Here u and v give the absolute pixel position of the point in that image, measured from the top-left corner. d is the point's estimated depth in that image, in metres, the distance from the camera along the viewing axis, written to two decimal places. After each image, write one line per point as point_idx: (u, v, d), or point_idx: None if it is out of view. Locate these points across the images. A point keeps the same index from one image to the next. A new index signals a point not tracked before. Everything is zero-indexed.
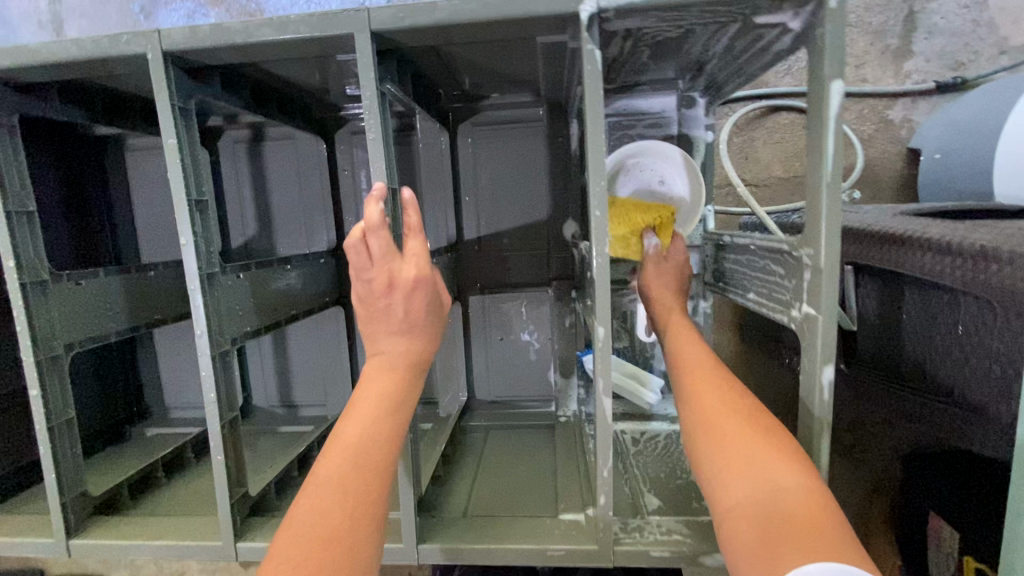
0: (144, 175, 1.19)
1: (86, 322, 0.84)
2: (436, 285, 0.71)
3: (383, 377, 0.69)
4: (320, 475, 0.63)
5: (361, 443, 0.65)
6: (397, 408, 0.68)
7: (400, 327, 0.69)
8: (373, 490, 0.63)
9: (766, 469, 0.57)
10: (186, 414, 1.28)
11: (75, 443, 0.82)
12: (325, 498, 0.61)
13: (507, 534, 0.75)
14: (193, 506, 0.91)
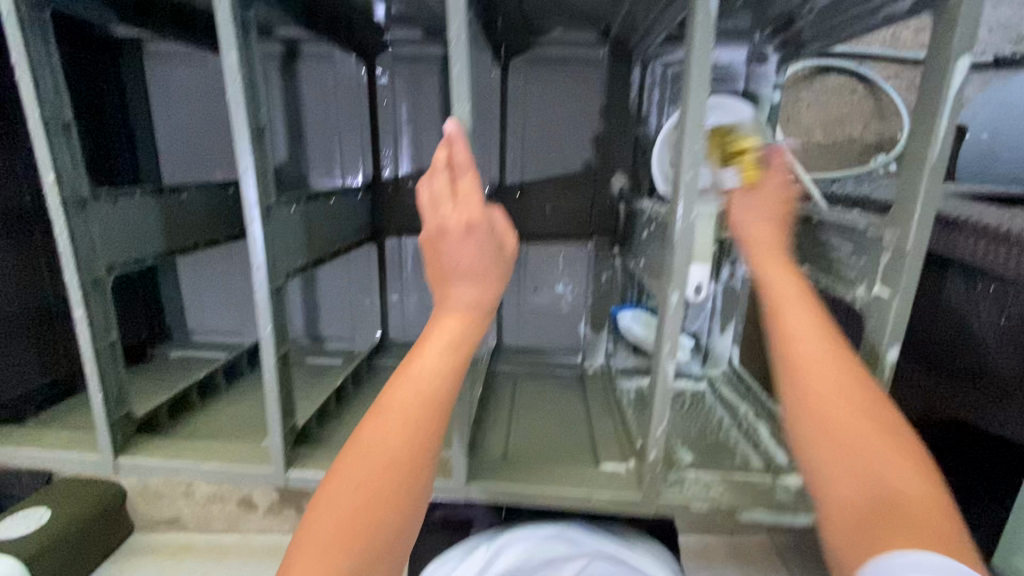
0: (163, 85, 1.10)
1: (123, 244, 0.81)
2: (494, 233, 0.64)
3: (449, 320, 0.63)
4: (386, 411, 0.60)
5: (423, 390, 0.60)
6: (463, 356, 0.63)
7: (461, 275, 0.63)
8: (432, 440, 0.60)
9: (862, 436, 0.55)
10: (208, 337, 1.26)
11: (119, 367, 0.81)
12: (384, 438, 0.58)
13: (554, 481, 0.79)
14: (233, 431, 0.92)
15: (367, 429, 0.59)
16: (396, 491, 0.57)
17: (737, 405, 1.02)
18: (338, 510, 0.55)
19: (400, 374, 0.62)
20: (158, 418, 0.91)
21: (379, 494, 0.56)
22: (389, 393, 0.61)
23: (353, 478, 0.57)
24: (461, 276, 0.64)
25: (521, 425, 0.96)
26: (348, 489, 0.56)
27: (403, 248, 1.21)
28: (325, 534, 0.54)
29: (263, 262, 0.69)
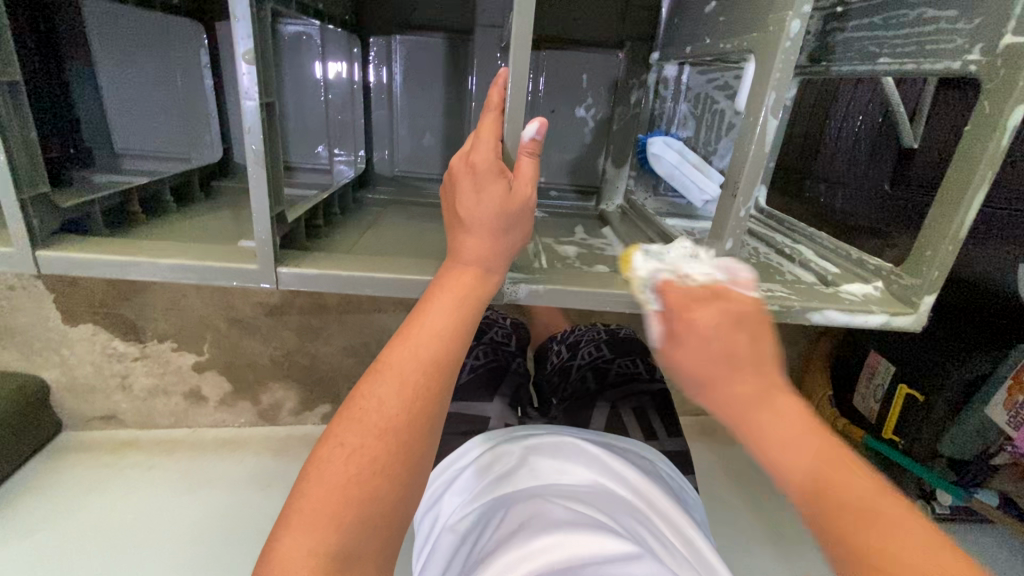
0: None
1: None
2: (522, 213, 0.58)
3: (461, 277, 0.59)
4: (403, 340, 0.57)
5: (438, 329, 0.57)
6: (474, 318, 0.59)
7: (474, 229, 0.58)
8: (449, 365, 0.58)
9: (833, 467, 0.48)
10: (146, 165, 0.94)
11: (26, 124, 0.58)
12: (399, 365, 0.56)
13: (599, 282, 0.67)
14: (194, 240, 0.74)
15: (386, 356, 0.57)
16: (409, 418, 0.54)
17: (771, 236, 0.94)
18: (361, 430, 0.53)
19: (412, 315, 0.59)
20: (91, 219, 0.70)
21: (396, 422, 0.54)
22: (388, 355, 0.57)
23: (370, 405, 0.55)
24: (469, 225, 0.58)
25: (549, 249, 0.85)
26: (365, 414, 0.54)
27: (392, 50, 0.97)
28: (343, 466, 0.52)
29: None
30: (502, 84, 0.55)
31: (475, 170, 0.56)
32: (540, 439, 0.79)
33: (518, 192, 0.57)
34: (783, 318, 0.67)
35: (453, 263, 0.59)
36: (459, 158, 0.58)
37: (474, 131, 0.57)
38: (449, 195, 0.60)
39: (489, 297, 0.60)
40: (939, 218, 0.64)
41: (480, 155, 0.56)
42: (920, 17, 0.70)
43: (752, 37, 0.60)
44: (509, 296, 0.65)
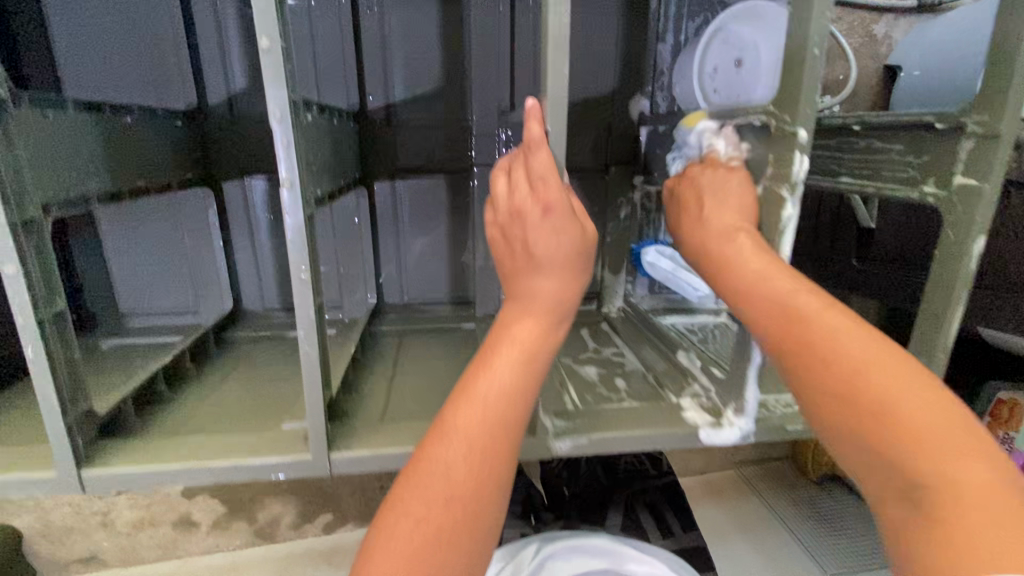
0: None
1: (62, 175, 0.58)
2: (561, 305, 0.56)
3: (490, 391, 0.53)
4: (467, 398, 0.53)
5: (506, 386, 0.53)
6: (540, 372, 0.56)
7: (551, 271, 0.56)
8: (516, 428, 0.53)
9: (919, 421, 0.43)
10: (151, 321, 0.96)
11: (69, 344, 0.58)
12: (464, 426, 0.51)
13: (636, 420, 0.71)
14: (229, 417, 0.74)
15: (449, 411, 0.53)
16: (478, 487, 0.50)
17: None
18: (426, 499, 0.49)
19: (475, 367, 0.55)
20: (124, 412, 0.69)
21: (461, 488, 0.49)
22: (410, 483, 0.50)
23: (436, 471, 0.50)
24: (545, 266, 0.56)
25: (572, 374, 0.88)
26: (432, 478, 0.49)
27: (396, 194, 1.02)
28: (406, 539, 0.46)
29: (296, 177, 0.52)
30: (538, 119, 0.54)
31: (549, 209, 0.55)
32: (554, 543, 0.92)
33: (586, 229, 0.57)
34: (809, 434, 0.72)
35: (523, 307, 0.57)
36: (523, 194, 0.57)
37: (528, 166, 0.56)
38: (512, 233, 0.59)
39: (555, 346, 0.57)
40: (926, 331, 0.72)
41: (552, 196, 0.55)
42: (873, 149, 0.80)
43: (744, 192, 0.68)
44: (556, 452, 0.66)
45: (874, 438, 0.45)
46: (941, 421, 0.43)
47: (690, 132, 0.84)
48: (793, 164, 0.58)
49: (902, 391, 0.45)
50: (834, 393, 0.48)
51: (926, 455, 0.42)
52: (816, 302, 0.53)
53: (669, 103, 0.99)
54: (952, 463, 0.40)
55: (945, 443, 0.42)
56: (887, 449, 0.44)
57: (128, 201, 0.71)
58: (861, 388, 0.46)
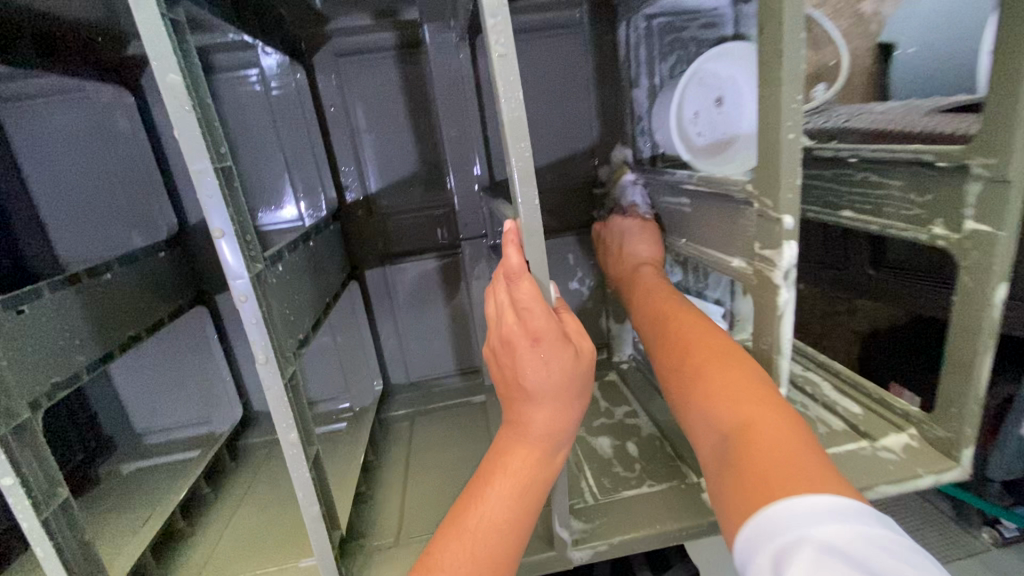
0: (48, 160, 0.83)
1: (48, 364, 0.58)
2: (552, 437, 0.53)
3: (483, 534, 0.51)
4: (455, 531, 0.51)
5: (497, 518, 0.51)
6: (536, 502, 0.53)
7: (544, 401, 0.52)
8: (508, 561, 0.51)
9: (810, 481, 0.45)
10: (163, 438, 1.03)
11: (77, 527, 0.58)
12: (450, 568, 0.49)
13: (659, 514, 0.68)
14: (246, 552, 0.73)
15: (436, 547, 0.51)
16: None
17: None
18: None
19: (466, 498, 0.54)
20: (145, 566, 0.69)
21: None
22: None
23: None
24: (538, 396, 0.52)
25: (585, 448, 0.85)
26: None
27: (388, 278, 1.01)
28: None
29: (271, 352, 0.51)
30: (517, 246, 0.52)
31: (538, 340, 0.50)
32: None
33: (582, 351, 0.53)
34: None
35: (517, 437, 0.54)
36: (510, 322, 0.52)
37: (511, 295, 0.51)
38: (504, 361, 0.54)
39: (552, 476, 0.54)
40: (953, 380, 0.68)
41: (541, 325, 0.50)
42: (873, 182, 0.76)
43: (738, 264, 0.65)
44: (577, 563, 0.64)
45: (751, 475, 0.48)
46: (774, 438, 0.50)
47: (677, 189, 0.80)
48: (782, 254, 0.56)
49: (769, 427, 0.51)
50: (755, 448, 0.50)
51: (780, 485, 0.46)
52: (693, 329, 0.67)
53: (652, 148, 0.95)
54: (810, 483, 0.45)
55: (791, 471, 0.47)
56: (744, 470, 0.49)
57: (123, 355, 0.71)
58: (767, 452, 0.49)
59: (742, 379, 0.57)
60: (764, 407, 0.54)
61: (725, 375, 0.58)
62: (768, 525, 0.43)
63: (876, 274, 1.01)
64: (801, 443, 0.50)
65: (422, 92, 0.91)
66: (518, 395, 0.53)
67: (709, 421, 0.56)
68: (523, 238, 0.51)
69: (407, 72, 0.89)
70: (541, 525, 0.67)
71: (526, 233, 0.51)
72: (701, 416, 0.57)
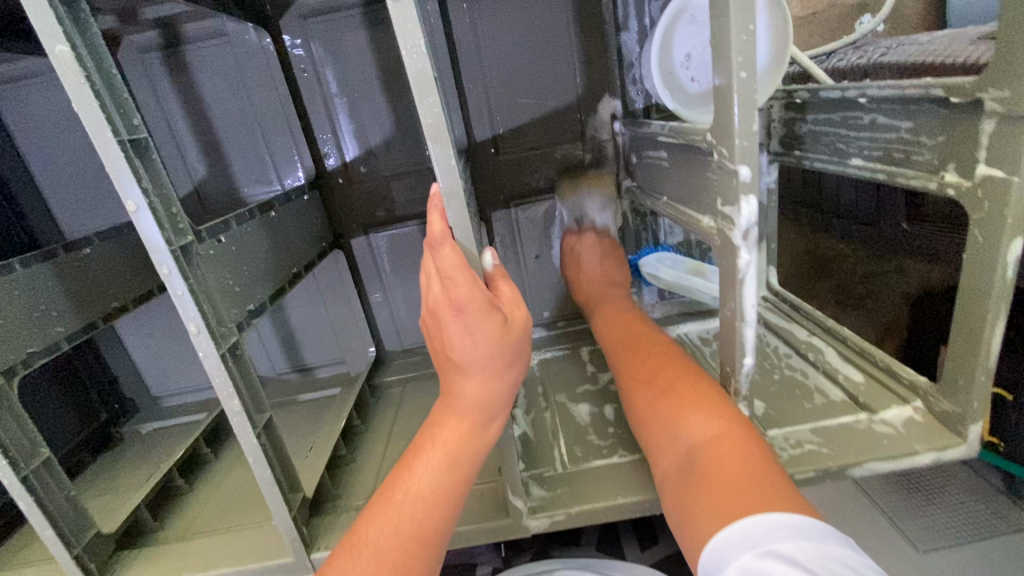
0: (43, 140, 0.84)
1: (21, 335, 0.62)
2: (483, 408, 0.52)
3: (411, 505, 0.51)
4: (385, 504, 0.51)
5: (426, 492, 0.51)
6: (468, 474, 0.52)
7: (472, 372, 0.50)
8: (439, 533, 0.51)
9: (772, 496, 0.44)
10: (180, 400, 1.11)
11: (63, 482, 0.63)
12: (376, 540, 0.49)
13: (623, 485, 0.65)
14: (230, 509, 0.78)
15: (365, 522, 0.51)
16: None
17: (788, 329, 0.91)
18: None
19: (397, 472, 0.53)
20: (140, 519, 0.75)
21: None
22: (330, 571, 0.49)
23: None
24: (465, 366, 0.50)
25: (563, 416, 0.83)
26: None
27: (374, 245, 1.00)
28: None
29: (201, 322, 0.51)
30: (441, 210, 0.48)
31: (461, 309, 0.47)
32: None
33: (512, 321, 0.50)
34: (823, 481, 0.63)
35: (447, 409, 0.52)
36: (435, 290, 0.49)
37: (434, 262, 0.48)
38: (433, 331, 0.51)
39: (486, 447, 0.53)
40: (962, 349, 0.60)
41: (462, 293, 0.46)
42: (883, 123, 0.67)
43: (705, 222, 0.59)
44: (533, 531, 0.63)
45: (711, 490, 0.47)
46: (731, 450, 0.49)
47: (655, 143, 0.74)
48: (739, 208, 0.49)
49: (725, 438, 0.51)
50: (717, 460, 0.49)
51: (740, 502, 0.44)
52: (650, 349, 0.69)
53: (645, 98, 0.89)
54: (779, 496, 0.44)
55: (754, 488, 0.45)
56: (702, 483, 0.48)
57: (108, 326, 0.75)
58: (723, 461, 0.48)
59: (695, 392, 0.57)
60: (709, 410, 0.54)
61: (675, 386, 0.59)
62: (737, 536, 0.42)
63: (912, 231, 0.88)
64: (761, 461, 0.48)
65: (392, 52, 0.87)
66: (448, 368, 0.51)
67: (676, 436, 0.54)
68: (444, 200, 0.48)
69: (374, 31, 0.86)
70: (500, 493, 0.66)
71: (446, 195, 0.47)
72: (667, 431, 0.55)
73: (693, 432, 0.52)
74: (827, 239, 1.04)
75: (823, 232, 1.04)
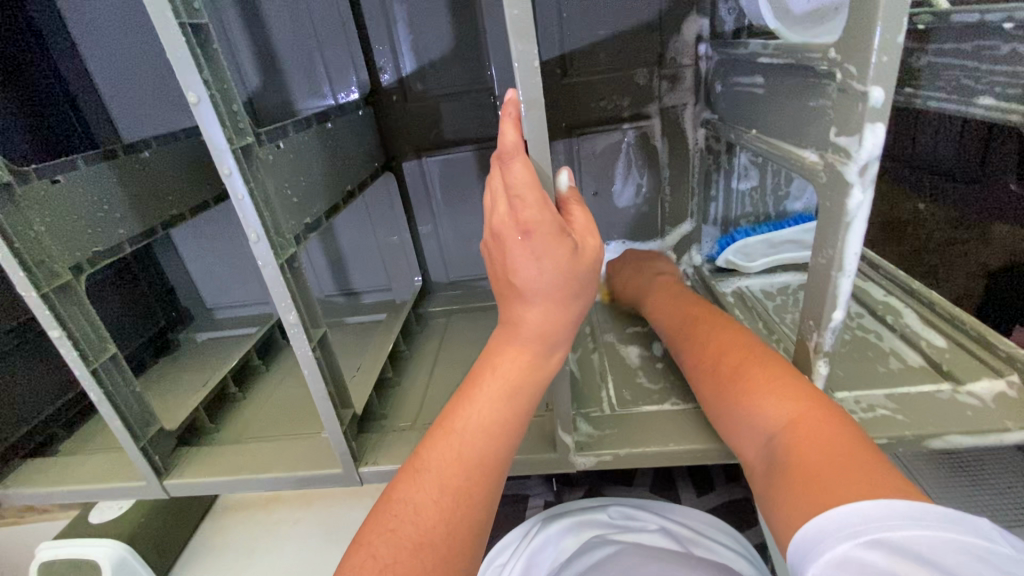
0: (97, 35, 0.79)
1: (88, 232, 0.62)
2: (546, 341, 0.49)
3: (470, 432, 0.50)
4: (444, 433, 0.50)
5: (486, 421, 0.50)
6: (527, 405, 0.51)
7: (537, 300, 0.47)
8: (500, 461, 0.50)
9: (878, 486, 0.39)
10: (233, 312, 1.14)
11: (129, 380, 0.65)
12: (437, 464, 0.49)
13: (677, 433, 0.63)
14: (281, 419, 0.80)
15: (426, 447, 0.51)
16: (451, 524, 0.47)
17: (864, 288, 0.84)
18: (394, 542, 0.46)
19: (455, 400, 0.52)
20: (199, 420, 0.78)
21: (435, 533, 0.46)
22: (393, 492, 0.49)
23: (405, 514, 0.47)
24: (530, 295, 0.47)
25: (613, 357, 0.81)
26: (399, 522, 0.47)
27: (425, 170, 0.97)
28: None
29: (262, 229, 0.49)
30: (516, 120, 0.44)
31: (529, 233, 0.44)
32: None
33: (584, 249, 0.46)
34: (895, 448, 0.59)
35: (508, 339, 0.50)
36: (501, 212, 0.46)
37: (504, 180, 0.44)
38: (496, 257, 0.49)
39: (548, 380, 0.51)
40: None
41: (532, 216, 0.43)
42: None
43: (807, 156, 0.52)
44: (580, 468, 0.62)
45: (802, 478, 0.42)
46: (824, 437, 0.44)
47: (751, 67, 0.66)
48: (862, 137, 0.43)
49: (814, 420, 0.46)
50: (807, 447, 0.44)
51: (828, 490, 0.40)
52: (702, 323, 0.64)
53: (736, 18, 0.77)
54: (886, 485, 0.39)
55: (839, 474, 0.41)
56: (789, 470, 0.43)
57: (166, 232, 0.75)
58: (811, 448, 0.44)
59: (768, 373, 0.52)
60: (788, 393, 0.49)
61: (741, 364, 0.55)
62: (830, 524, 0.38)
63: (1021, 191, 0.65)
64: (850, 442, 0.43)
65: None
66: (511, 300, 0.49)
67: (748, 425, 0.50)
68: (521, 110, 0.43)
69: None
70: (547, 428, 0.65)
71: (524, 104, 0.43)
72: (741, 419, 0.51)
73: (777, 419, 0.48)
74: (905, 197, 0.82)
75: (912, 190, 0.81)
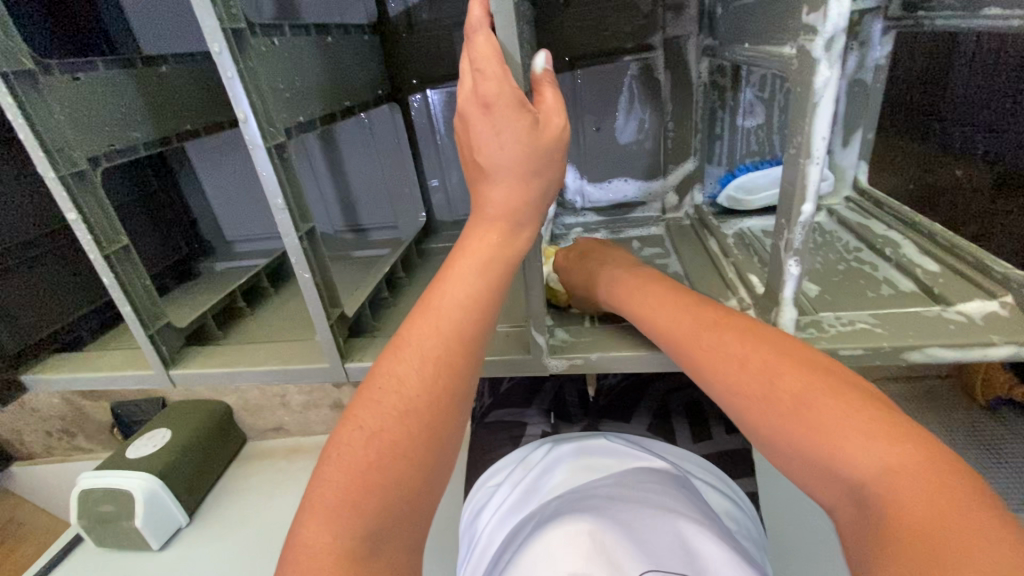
0: None
1: (107, 129, 0.67)
2: (513, 219, 0.50)
3: (447, 309, 0.49)
4: (421, 311, 0.49)
5: (462, 297, 0.49)
6: (501, 284, 0.51)
7: (500, 178, 0.49)
8: (478, 337, 0.49)
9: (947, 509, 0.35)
10: (251, 247, 1.20)
11: (140, 273, 0.71)
12: (416, 339, 0.48)
13: (646, 342, 0.64)
14: (281, 329, 0.85)
15: (404, 327, 0.50)
16: (435, 398, 0.46)
17: (862, 226, 0.82)
18: (379, 412, 0.46)
19: (433, 283, 0.51)
20: (207, 325, 0.84)
21: (417, 402, 0.46)
22: (377, 375, 0.48)
23: (387, 385, 0.47)
24: (494, 172, 0.49)
25: None
26: (383, 394, 0.46)
27: (431, 105, 1.00)
28: (361, 448, 0.44)
29: (249, 108, 0.53)
30: None
31: (489, 105, 0.46)
32: None
33: (546, 126, 0.48)
34: (871, 361, 0.58)
35: (477, 219, 0.51)
36: (468, 88, 0.48)
37: (469, 56, 0.46)
38: (464, 138, 0.51)
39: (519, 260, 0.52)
40: None
41: (491, 88, 0.45)
42: None
43: (785, 48, 0.52)
44: (551, 370, 0.65)
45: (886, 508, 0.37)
46: (888, 457, 0.39)
47: None
48: (826, 8, 0.42)
49: (866, 428, 0.41)
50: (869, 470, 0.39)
51: (915, 529, 0.35)
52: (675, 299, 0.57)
53: None
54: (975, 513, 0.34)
55: (919, 510, 0.35)
56: (871, 491, 0.38)
57: (181, 145, 0.80)
58: (881, 465, 0.39)
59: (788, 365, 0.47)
60: (820, 393, 0.44)
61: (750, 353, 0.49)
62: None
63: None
64: (912, 455, 0.38)
65: None
66: (479, 182, 0.51)
67: (783, 443, 0.45)
68: None
69: None
70: (524, 334, 0.67)
71: None
72: (771, 422, 0.45)
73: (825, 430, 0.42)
74: (946, 161, 0.75)
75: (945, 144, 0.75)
